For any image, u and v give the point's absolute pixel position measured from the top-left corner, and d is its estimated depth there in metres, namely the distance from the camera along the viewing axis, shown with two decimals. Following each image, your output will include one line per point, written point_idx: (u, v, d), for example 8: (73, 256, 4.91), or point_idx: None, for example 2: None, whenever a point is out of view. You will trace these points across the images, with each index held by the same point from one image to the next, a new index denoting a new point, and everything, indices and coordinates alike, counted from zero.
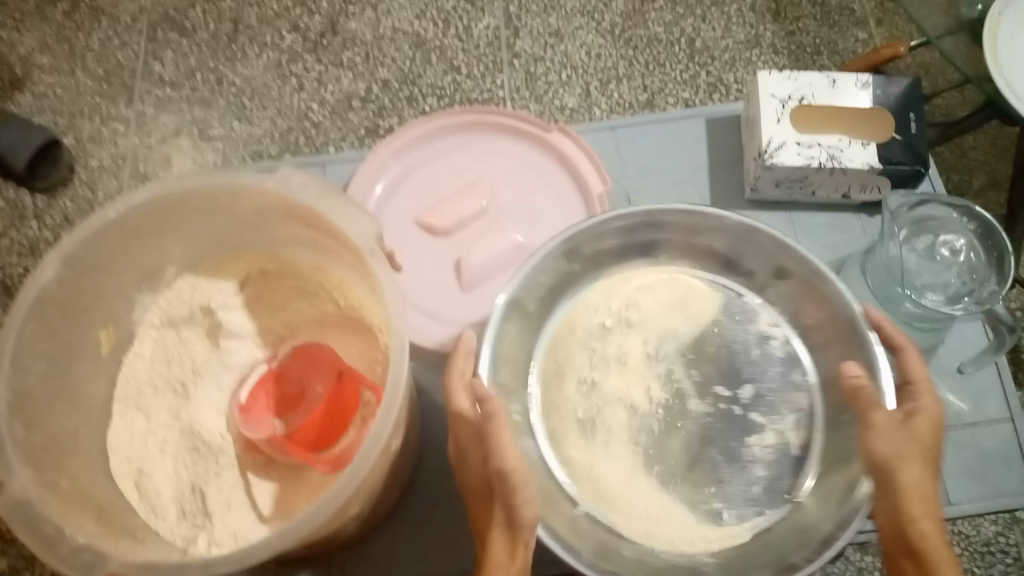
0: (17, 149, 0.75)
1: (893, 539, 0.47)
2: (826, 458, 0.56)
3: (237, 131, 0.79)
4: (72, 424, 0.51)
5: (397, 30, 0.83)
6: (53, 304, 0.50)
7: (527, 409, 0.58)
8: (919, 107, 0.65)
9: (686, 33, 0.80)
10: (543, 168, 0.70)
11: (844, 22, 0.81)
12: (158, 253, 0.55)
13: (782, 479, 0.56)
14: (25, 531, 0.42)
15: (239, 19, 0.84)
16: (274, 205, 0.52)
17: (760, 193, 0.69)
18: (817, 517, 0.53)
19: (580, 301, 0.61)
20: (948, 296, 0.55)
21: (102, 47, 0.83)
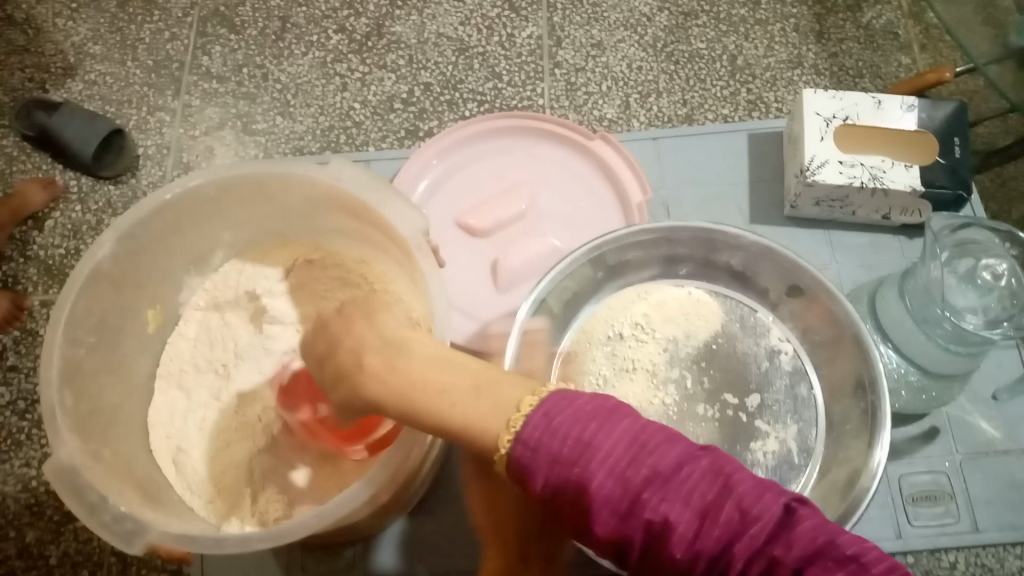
0: (85, 138, 0.76)
1: None
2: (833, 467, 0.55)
3: (279, 126, 0.80)
4: (117, 398, 0.53)
5: (441, 35, 0.84)
6: (106, 281, 0.51)
7: None
8: (964, 133, 0.65)
9: (727, 50, 0.81)
10: (583, 175, 0.71)
11: (888, 47, 0.81)
12: (208, 237, 0.58)
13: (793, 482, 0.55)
14: (69, 496, 0.43)
15: (287, 18, 0.86)
16: (325, 197, 0.54)
17: (799, 210, 0.69)
18: None
19: (614, 305, 0.62)
20: (987, 320, 0.55)
21: (153, 39, 0.85)
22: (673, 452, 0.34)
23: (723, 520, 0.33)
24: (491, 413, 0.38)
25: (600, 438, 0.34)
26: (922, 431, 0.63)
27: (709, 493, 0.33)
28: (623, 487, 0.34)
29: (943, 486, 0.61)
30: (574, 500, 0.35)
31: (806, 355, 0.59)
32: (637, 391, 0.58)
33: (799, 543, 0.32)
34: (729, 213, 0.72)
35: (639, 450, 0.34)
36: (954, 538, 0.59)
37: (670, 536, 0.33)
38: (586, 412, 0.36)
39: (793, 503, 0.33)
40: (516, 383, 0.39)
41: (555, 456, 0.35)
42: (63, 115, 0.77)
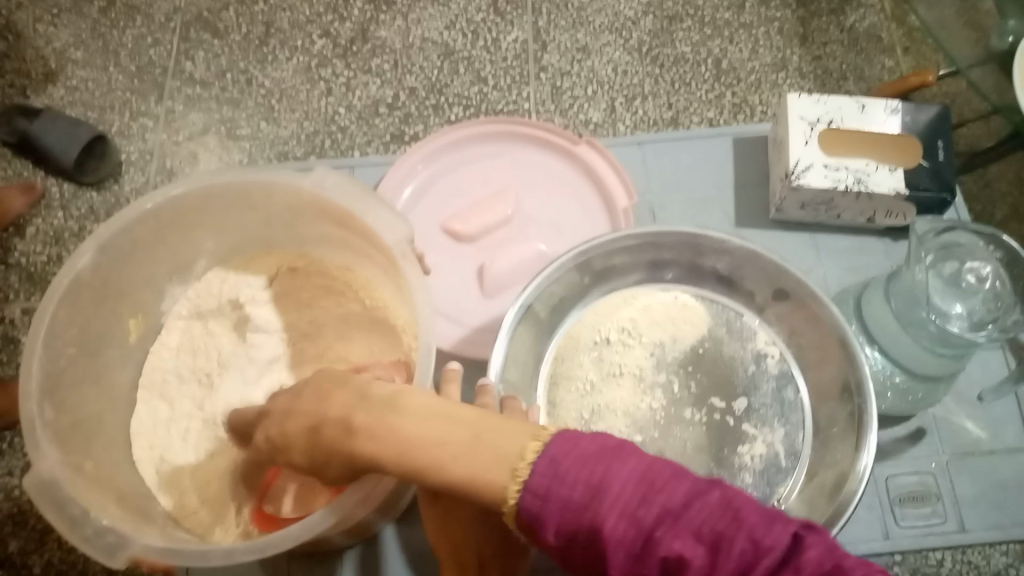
0: (65, 145, 0.75)
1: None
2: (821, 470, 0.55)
3: (264, 131, 0.80)
4: (98, 408, 0.53)
5: (426, 39, 0.84)
6: (87, 290, 0.51)
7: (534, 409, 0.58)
8: (947, 136, 0.65)
9: (712, 53, 0.81)
10: (569, 179, 0.71)
11: (872, 49, 0.81)
12: (191, 245, 0.57)
13: (781, 486, 0.55)
14: (50, 510, 0.43)
15: (271, 22, 0.85)
16: (309, 204, 0.53)
17: (785, 213, 0.69)
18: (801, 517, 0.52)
19: (600, 309, 0.62)
20: (971, 323, 0.55)
21: (136, 44, 0.84)
22: (684, 489, 0.33)
23: (736, 553, 0.32)
24: (493, 466, 0.36)
25: (607, 477, 0.33)
26: (909, 432, 0.63)
27: (720, 525, 0.32)
28: (635, 528, 0.33)
29: (930, 486, 0.61)
30: (588, 546, 0.34)
31: (793, 358, 0.59)
32: (624, 395, 0.58)
33: (810, 571, 0.32)
34: (715, 216, 0.72)
35: (655, 491, 0.33)
36: (941, 539, 0.60)
37: (687, 575, 0.32)
38: (590, 453, 0.34)
39: (803, 531, 0.33)
40: (514, 426, 0.37)
41: (557, 498, 0.34)
42: (44, 121, 0.76)
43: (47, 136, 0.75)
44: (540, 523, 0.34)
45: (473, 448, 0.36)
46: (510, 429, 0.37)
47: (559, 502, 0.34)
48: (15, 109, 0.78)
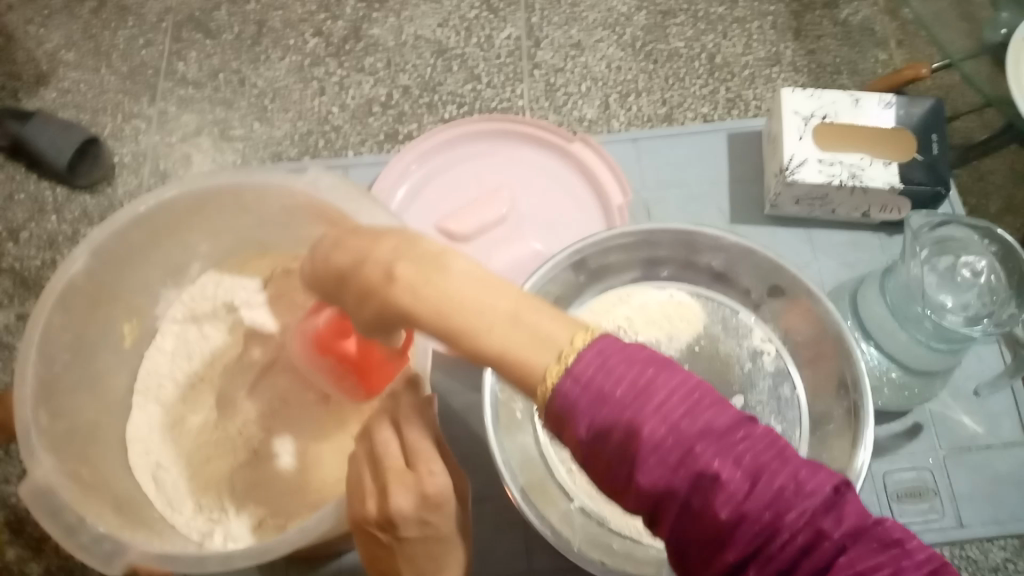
0: (58, 148, 0.75)
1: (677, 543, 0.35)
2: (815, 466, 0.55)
3: (257, 132, 0.80)
4: (93, 414, 0.53)
5: (420, 37, 0.84)
6: (80, 296, 0.51)
7: None
8: (942, 128, 0.65)
9: (706, 48, 0.81)
10: (564, 177, 0.70)
11: (866, 43, 0.81)
12: (185, 248, 0.57)
13: None
14: (46, 518, 0.43)
15: (263, 22, 0.85)
16: (302, 207, 0.53)
17: (780, 209, 0.69)
18: None
19: (595, 309, 0.61)
20: (967, 317, 0.55)
21: (127, 45, 0.84)
22: (729, 414, 0.33)
23: (776, 486, 0.32)
24: (533, 347, 0.35)
25: (654, 382, 0.33)
26: (905, 427, 0.63)
27: (763, 457, 0.33)
28: (675, 438, 0.32)
29: (927, 482, 0.61)
30: (621, 447, 0.33)
31: (788, 355, 0.60)
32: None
33: (848, 520, 0.32)
34: (710, 213, 0.72)
35: (699, 401, 0.33)
36: (939, 534, 0.60)
37: (718, 495, 0.32)
38: (637, 357, 0.34)
39: (842, 488, 0.33)
40: (559, 315, 0.36)
41: (601, 395, 0.33)
42: (37, 124, 0.75)
43: (40, 141, 0.75)
44: (573, 416, 0.33)
45: (510, 325, 0.35)
46: (556, 317, 0.36)
47: (597, 394, 0.33)
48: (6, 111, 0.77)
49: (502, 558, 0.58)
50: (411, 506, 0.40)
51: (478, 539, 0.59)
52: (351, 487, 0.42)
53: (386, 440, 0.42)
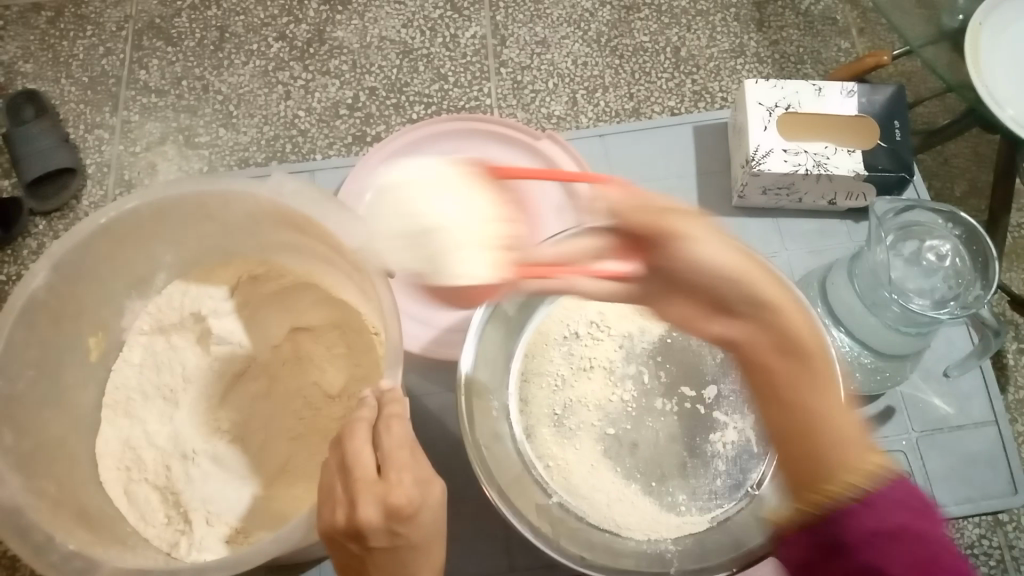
0: (33, 159, 0.75)
1: (800, 481, 0.41)
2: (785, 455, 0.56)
3: (223, 138, 0.79)
4: (61, 431, 0.52)
5: (384, 38, 0.83)
6: (43, 311, 0.50)
7: (506, 405, 0.58)
8: (903, 115, 0.66)
9: (671, 42, 0.81)
10: (533, 174, 0.71)
11: (827, 32, 0.82)
12: (149, 259, 0.56)
13: (746, 473, 0.56)
14: (13, 539, 0.42)
15: (225, 27, 0.84)
16: (267, 213, 0.53)
17: (747, 200, 0.70)
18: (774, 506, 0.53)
19: (558, 310, 0.61)
20: (934, 301, 0.56)
21: (87, 54, 0.82)
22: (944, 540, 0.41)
23: None
24: (852, 440, 0.40)
25: (925, 504, 0.41)
26: (878, 411, 0.63)
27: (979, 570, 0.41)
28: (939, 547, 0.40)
29: (901, 464, 0.62)
30: (907, 554, 0.39)
31: None
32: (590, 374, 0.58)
33: None
34: (679, 204, 0.72)
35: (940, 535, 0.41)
36: None
37: None
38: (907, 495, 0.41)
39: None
40: (851, 420, 0.41)
41: (913, 510, 0.40)
42: (30, 128, 0.76)
43: (25, 146, 0.76)
44: (878, 508, 0.40)
45: (844, 413, 0.41)
46: (854, 428, 0.41)
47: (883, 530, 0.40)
48: (6, 111, 0.78)
49: (483, 557, 0.58)
50: (381, 518, 0.39)
51: (459, 538, 0.59)
52: (322, 495, 0.42)
53: (358, 451, 0.41)
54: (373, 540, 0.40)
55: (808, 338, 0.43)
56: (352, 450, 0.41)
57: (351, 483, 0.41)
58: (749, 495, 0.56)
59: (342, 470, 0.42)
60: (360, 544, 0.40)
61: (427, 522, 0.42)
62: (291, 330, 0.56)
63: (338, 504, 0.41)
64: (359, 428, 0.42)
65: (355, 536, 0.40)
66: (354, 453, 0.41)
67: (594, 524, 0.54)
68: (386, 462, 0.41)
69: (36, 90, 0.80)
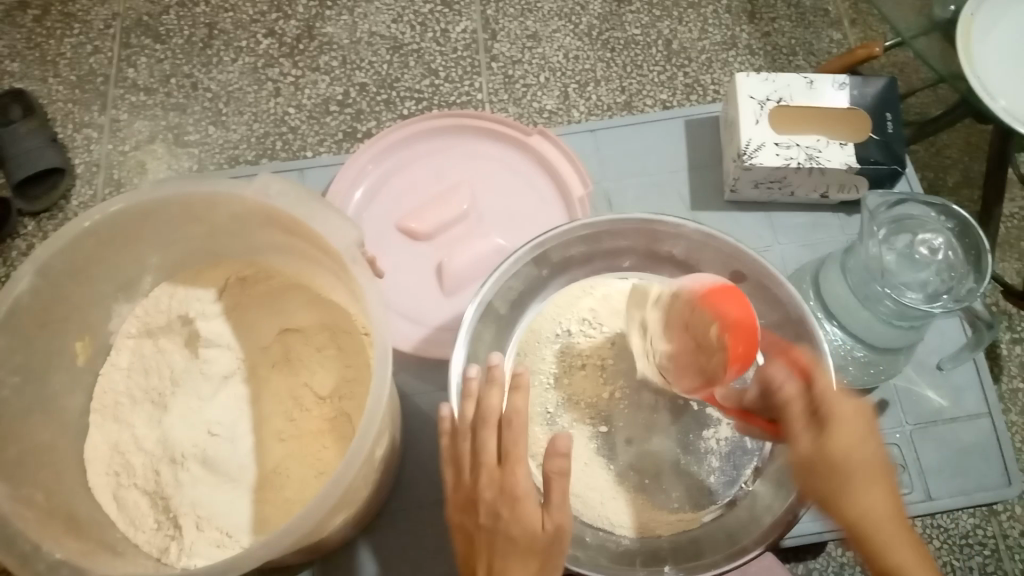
0: (20, 160, 0.74)
1: None
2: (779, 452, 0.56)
3: (212, 136, 0.78)
4: (50, 435, 0.51)
5: (374, 34, 0.82)
6: (29, 314, 0.49)
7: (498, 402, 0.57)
8: (895, 108, 0.66)
9: (662, 35, 0.81)
10: (524, 170, 0.70)
11: (819, 23, 0.81)
12: (136, 261, 0.55)
13: (739, 469, 0.57)
14: (0, 547, 0.41)
15: (214, 24, 0.83)
16: (254, 213, 0.52)
17: (739, 194, 0.69)
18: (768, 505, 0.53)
19: (549, 308, 0.61)
20: (927, 294, 0.55)
21: (74, 53, 0.81)
22: None
23: None
24: None
25: None
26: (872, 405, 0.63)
27: None
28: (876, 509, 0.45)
29: (896, 457, 0.61)
30: None
31: None
32: (582, 375, 0.58)
33: None
34: (671, 199, 0.72)
35: None
36: (909, 508, 0.60)
37: None
38: None
39: None
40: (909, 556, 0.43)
41: None
42: (17, 128, 0.75)
43: (13, 146, 0.75)
44: None
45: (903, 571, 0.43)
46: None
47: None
48: None
49: None
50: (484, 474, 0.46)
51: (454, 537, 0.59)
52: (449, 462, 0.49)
53: (484, 438, 0.47)
54: (481, 517, 0.46)
55: (863, 497, 0.44)
56: (480, 442, 0.47)
57: (471, 473, 0.47)
58: (742, 492, 0.56)
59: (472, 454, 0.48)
60: (473, 520, 0.46)
61: (530, 528, 0.45)
62: (279, 332, 0.56)
63: (465, 481, 0.48)
64: (489, 419, 0.47)
65: (469, 512, 0.47)
66: (480, 438, 0.47)
67: (588, 523, 0.54)
68: (508, 454, 0.46)
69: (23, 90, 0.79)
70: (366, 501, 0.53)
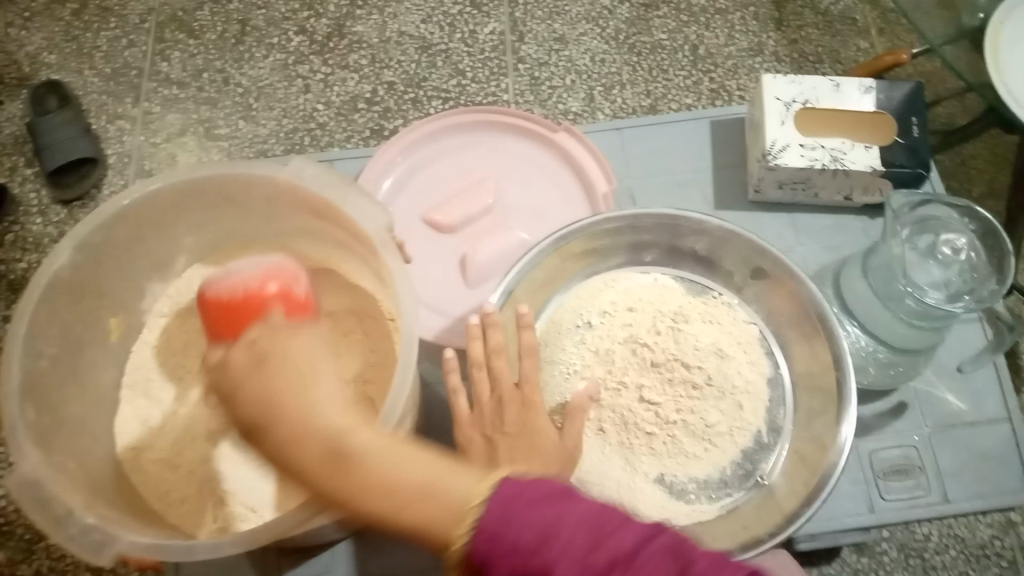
0: (55, 150, 0.76)
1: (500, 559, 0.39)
2: (797, 449, 0.57)
3: (242, 130, 0.80)
4: (81, 410, 0.53)
5: (403, 33, 0.84)
6: (66, 289, 0.51)
7: None
8: (921, 113, 0.66)
9: (689, 40, 0.81)
10: (549, 167, 0.71)
11: (846, 32, 0.82)
12: (169, 243, 0.57)
13: (753, 462, 0.57)
14: (34, 510, 0.43)
15: (246, 21, 0.85)
16: (286, 197, 0.53)
17: (763, 194, 0.70)
18: (784, 496, 0.54)
19: (569, 303, 0.62)
20: (949, 294, 0.55)
21: (110, 46, 0.83)
22: None
23: None
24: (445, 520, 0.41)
25: None
26: (891, 406, 0.63)
27: None
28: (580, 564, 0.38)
29: (913, 459, 0.61)
30: None
31: (771, 336, 0.61)
32: (598, 360, 0.59)
33: None
34: (694, 199, 0.72)
35: None
36: (925, 509, 0.60)
37: None
38: None
39: None
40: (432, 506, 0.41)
41: None
42: (53, 118, 0.77)
43: (48, 136, 0.77)
44: None
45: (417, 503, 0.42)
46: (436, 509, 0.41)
47: (491, 533, 0.39)
48: (30, 101, 0.79)
49: None
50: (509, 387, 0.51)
51: None
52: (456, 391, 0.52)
53: (501, 366, 0.52)
54: (506, 426, 0.49)
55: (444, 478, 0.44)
56: (496, 369, 0.52)
57: (348, 434, 0.44)
58: (758, 484, 0.56)
59: (491, 386, 0.51)
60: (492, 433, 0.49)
61: (550, 439, 0.50)
62: None
63: (483, 406, 0.51)
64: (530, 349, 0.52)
65: (489, 427, 0.50)
66: (495, 370, 0.52)
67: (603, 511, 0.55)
68: (525, 380, 0.51)
69: (59, 81, 0.81)
70: None
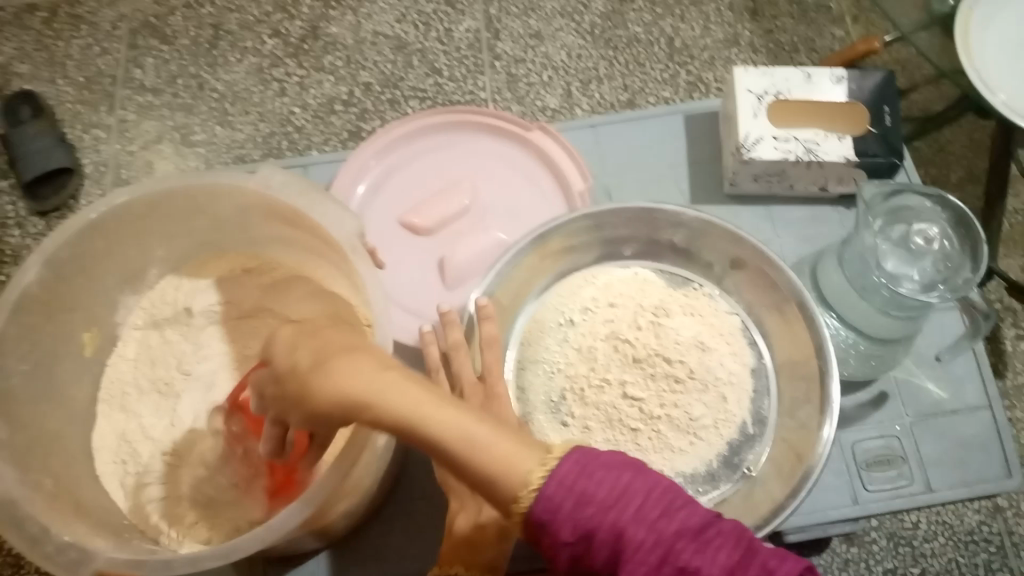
0: (29, 161, 0.76)
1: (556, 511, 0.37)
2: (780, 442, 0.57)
3: (219, 136, 0.79)
4: (57, 425, 0.53)
5: (378, 33, 0.83)
6: (37, 305, 0.50)
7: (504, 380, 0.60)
8: (893, 101, 0.66)
9: (665, 32, 0.81)
10: (524, 165, 0.71)
11: (821, 20, 0.82)
12: (141, 254, 0.56)
13: (739, 454, 0.57)
14: (9, 530, 0.43)
15: (220, 25, 0.84)
16: (257, 205, 0.53)
17: (739, 187, 0.70)
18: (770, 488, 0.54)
19: (549, 302, 0.62)
20: (922, 285, 0.55)
21: (83, 55, 0.83)
22: None
23: None
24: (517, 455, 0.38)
25: None
26: (872, 396, 0.64)
27: None
28: (658, 540, 0.35)
29: (895, 449, 0.62)
30: None
31: (754, 326, 0.61)
32: (578, 359, 0.59)
33: None
34: (672, 193, 0.72)
35: None
36: (909, 500, 0.61)
37: None
38: None
39: None
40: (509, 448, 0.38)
41: None
42: (27, 128, 0.77)
43: (22, 147, 0.76)
44: None
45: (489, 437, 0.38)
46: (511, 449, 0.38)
47: (579, 497, 0.36)
48: (3, 111, 0.78)
49: None
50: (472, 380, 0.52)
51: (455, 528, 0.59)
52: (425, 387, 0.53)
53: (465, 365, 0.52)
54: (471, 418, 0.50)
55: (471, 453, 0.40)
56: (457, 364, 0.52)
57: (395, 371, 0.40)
58: (746, 475, 0.56)
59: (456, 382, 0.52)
60: None
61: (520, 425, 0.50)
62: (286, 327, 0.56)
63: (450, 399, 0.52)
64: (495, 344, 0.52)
65: None
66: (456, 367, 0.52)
67: None
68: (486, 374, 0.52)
69: (32, 91, 0.80)
70: (370, 489, 0.54)
